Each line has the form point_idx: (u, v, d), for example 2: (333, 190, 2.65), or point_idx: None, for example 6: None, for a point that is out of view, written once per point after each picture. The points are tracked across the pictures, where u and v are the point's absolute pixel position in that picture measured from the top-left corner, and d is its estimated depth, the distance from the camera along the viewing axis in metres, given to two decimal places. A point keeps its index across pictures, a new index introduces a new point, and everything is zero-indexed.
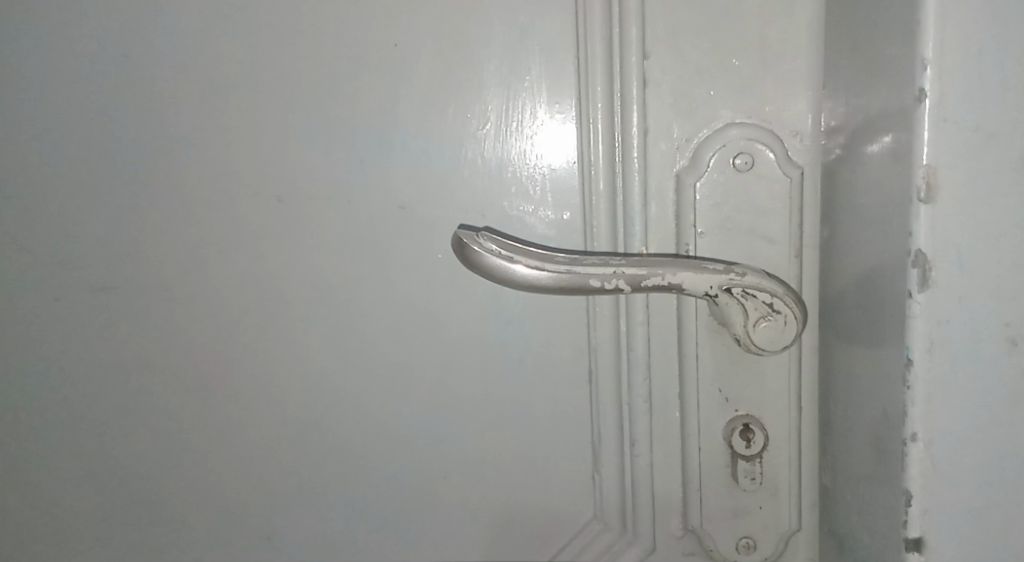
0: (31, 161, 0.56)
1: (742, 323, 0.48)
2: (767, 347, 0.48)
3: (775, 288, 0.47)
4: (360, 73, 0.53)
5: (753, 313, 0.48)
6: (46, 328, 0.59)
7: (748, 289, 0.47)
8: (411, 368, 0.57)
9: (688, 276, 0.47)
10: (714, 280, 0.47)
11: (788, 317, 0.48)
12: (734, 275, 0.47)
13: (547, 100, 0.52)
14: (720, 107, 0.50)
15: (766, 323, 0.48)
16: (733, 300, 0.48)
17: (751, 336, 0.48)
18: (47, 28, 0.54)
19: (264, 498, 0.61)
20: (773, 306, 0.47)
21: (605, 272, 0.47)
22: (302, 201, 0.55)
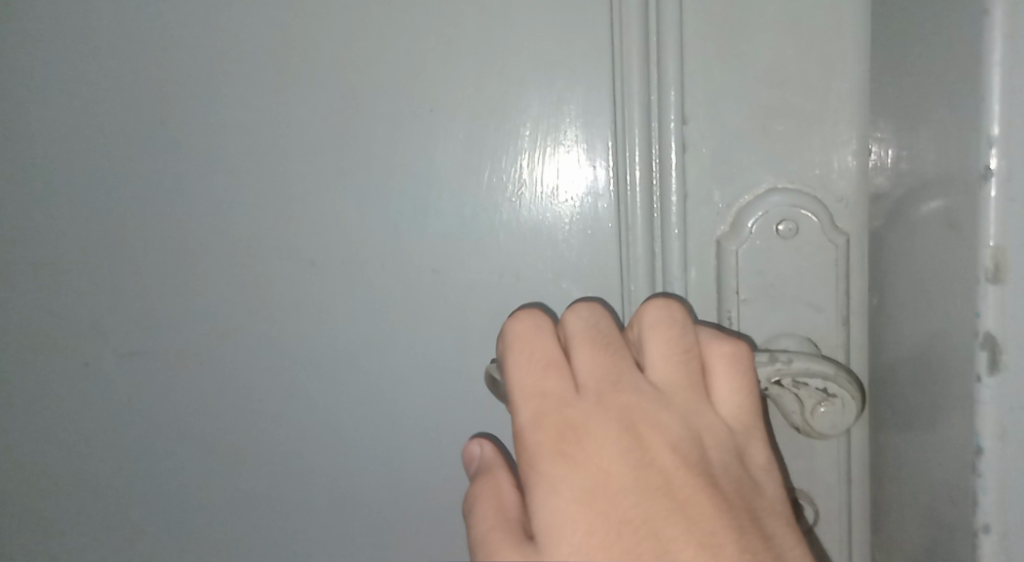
0: (62, 225, 0.56)
1: (799, 412, 0.46)
2: (827, 429, 0.46)
3: (825, 369, 0.45)
4: (394, 138, 0.53)
5: (810, 400, 0.46)
6: (72, 393, 0.58)
7: (799, 377, 0.45)
8: (443, 434, 0.56)
9: None
10: (762, 374, 0.45)
11: (842, 397, 0.45)
12: (781, 366, 0.45)
13: (584, 163, 0.52)
14: (763, 173, 0.49)
15: (825, 407, 0.46)
16: (784, 390, 0.45)
17: (811, 423, 0.46)
18: (84, 94, 0.54)
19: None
20: (827, 391, 0.45)
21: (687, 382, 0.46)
22: (334, 266, 0.54)
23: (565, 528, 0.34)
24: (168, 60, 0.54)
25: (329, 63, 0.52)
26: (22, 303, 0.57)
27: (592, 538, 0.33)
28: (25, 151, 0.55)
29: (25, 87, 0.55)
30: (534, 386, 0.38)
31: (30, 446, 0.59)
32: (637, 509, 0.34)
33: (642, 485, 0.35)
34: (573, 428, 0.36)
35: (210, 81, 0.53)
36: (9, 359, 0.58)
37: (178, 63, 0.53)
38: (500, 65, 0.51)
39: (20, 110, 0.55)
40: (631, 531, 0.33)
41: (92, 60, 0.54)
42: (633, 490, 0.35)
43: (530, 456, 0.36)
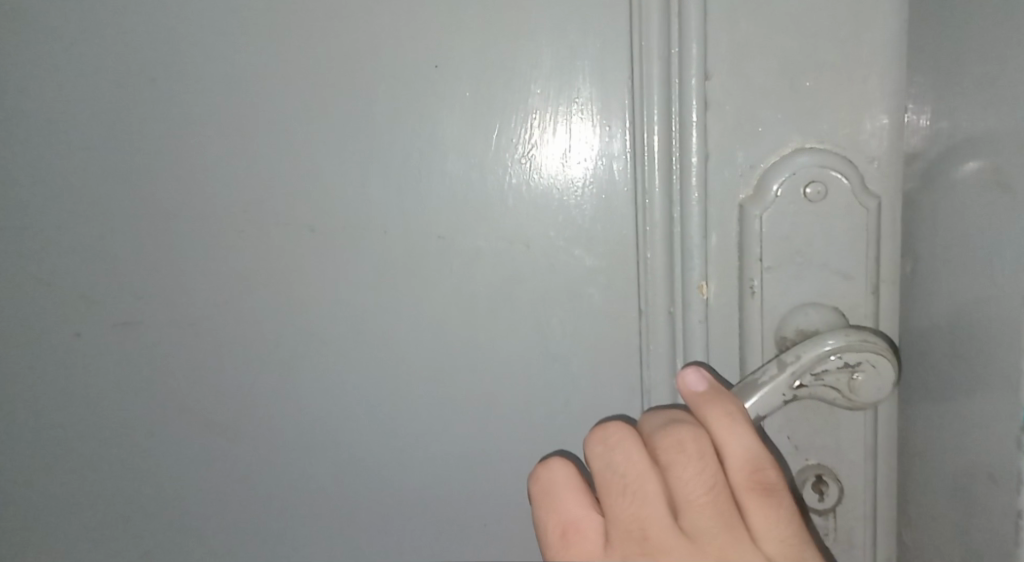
0: (51, 189, 0.53)
1: (840, 394, 0.44)
2: (874, 397, 0.44)
3: (831, 347, 0.43)
4: (397, 96, 0.50)
5: (843, 379, 0.43)
6: (67, 364, 0.56)
7: (817, 369, 0.43)
8: (450, 406, 0.54)
9: (759, 396, 0.43)
10: (782, 386, 0.43)
11: (868, 359, 0.43)
12: (797, 369, 0.43)
13: (598, 123, 0.49)
14: (790, 132, 0.46)
15: (860, 378, 0.43)
16: (812, 387, 0.44)
17: (857, 400, 0.44)
18: (71, 51, 0.52)
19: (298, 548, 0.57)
20: (851, 363, 0.43)
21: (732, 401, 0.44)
22: (337, 233, 0.52)
23: None
24: (159, 14, 0.51)
25: (328, 17, 0.49)
26: (11, 270, 0.55)
27: None
28: (10, 110, 0.53)
29: (9, 43, 0.52)
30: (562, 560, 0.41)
31: (25, 419, 0.57)
32: None
33: None
34: None
35: (204, 35, 0.51)
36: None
37: (170, 18, 0.51)
38: (509, 17, 0.48)
39: (3, 66, 0.52)
40: None
41: (79, 14, 0.51)
42: None
43: None
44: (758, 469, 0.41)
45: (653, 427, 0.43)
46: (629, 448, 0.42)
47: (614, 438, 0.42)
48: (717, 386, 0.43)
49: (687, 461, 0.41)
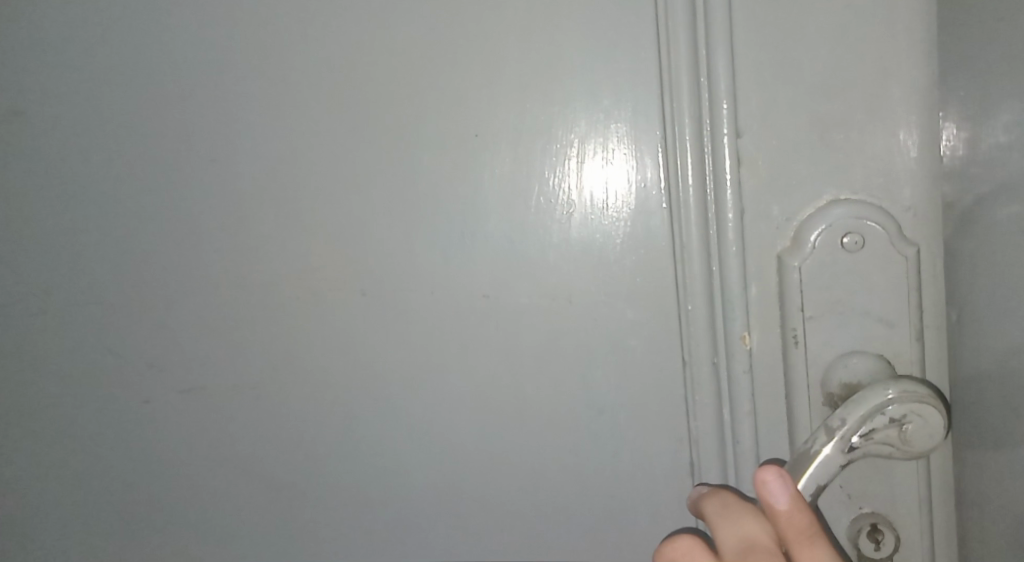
0: (121, 265, 0.57)
1: (895, 447, 0.44)
2: (928, 443, 0.44)
3: (875, 402, 0.43)
4: (441, 164, 0.52)
5: (892, 432, 0.44)
6: (135, 430, 0.59)
7: (864, 428, 0.43)
8: (501, 460, 0.55)
9: (816, 467, 0.44)
10: (834, 452, 0.44)
11: (913, 408, 0.43)
12: (844, 432, 0.43)
13: (635, 182, 0.51)
14: (824, 184, 0.48)
15: (910, 427, 0.43)
16: (866, 446, 0.44)
17: (913, 450, 0.44)
18: (140, 138, 0.56)
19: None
20: (896, 415, 0.43)
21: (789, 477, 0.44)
22: (387, 296, 0.54)
23: None
24: (218, 99, 0.54)
25: (374, 93, 0.53)
26: (83, 341, 0.58)
27: None
28: (84, 193, 0.57)
29: (83, 134, 0.56)
30: None
31: (94, 482, 0.60)
32: None
33: None
34: None
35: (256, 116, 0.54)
36: (72, 397, 0.59)
37: (227, 102, 0.54)
38: (544, 85, 0.51)
39: (78, 154, 0.57)
40: None
41: (146, 103, 0.55)
42: None
43: None
44: None
45: (727, 541, 0.41)
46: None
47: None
48: (799, 500, 0.41)
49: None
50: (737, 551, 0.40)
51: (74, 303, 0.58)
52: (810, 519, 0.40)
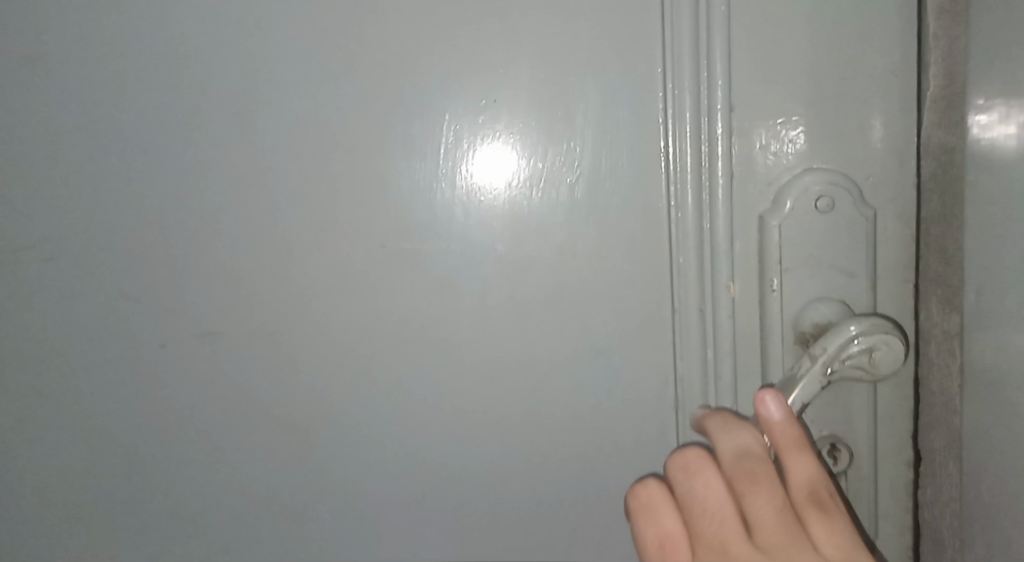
0: (139, 212, 0.58)
1: (864, 370, 0.53)
2: (891, 367, 0.53)
3: (851, 332, 0.52)
4: (463, 124, 0.56)
5: (863, 358, 0.52)
6: (149, 374, 0.60)
7: (841, 353, 0.52)
8: (507, 400, 0.60)
9: (800, 386, 0.52)
10: (815, 374, 0.52)
11: (882, 338, 0.52)
12: (824, 357, 0.52)
13: (640, 146, 0.56)
14: (801, 155, 0.55)
15: (879, 354, 0.52)
16: (841, 369, 0.53)
17: (878, 372, 0.53)
18: (163, 87, 0.57)
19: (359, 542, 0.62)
20: (867, 344, 0.52)
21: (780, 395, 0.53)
22: (406, 246, 0.58)
23: None
24: (246, 52, 0.57)
25: (401, 55, 0.56)
26: (97, 282, 0.59)
27: None
28: (104, 140, 0.58)
29: (106, 81, 0.57)
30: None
31: (102, 422, 0.61)
32: None
33: None
34: None
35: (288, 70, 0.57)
36: (83, 337, 0.60)
37: (256, 56, 0.57)
38: (562, 56, 0.56)
39: (99, 100, 0.58)
40: None
41: (173, 54, 0.57)
42: None
43: None
44: (815, 488, 0.48)
45: (727, 451, 0.51)
46: (707, 476, 0.49)
47: (694, 466, 0.50)
48: (790, 416, 0.51)
49: (756, 488, 0.48)
50: (735, 456, 0.50)
51: (89, 248, 0.59)
52: (796, 431, 0.50)
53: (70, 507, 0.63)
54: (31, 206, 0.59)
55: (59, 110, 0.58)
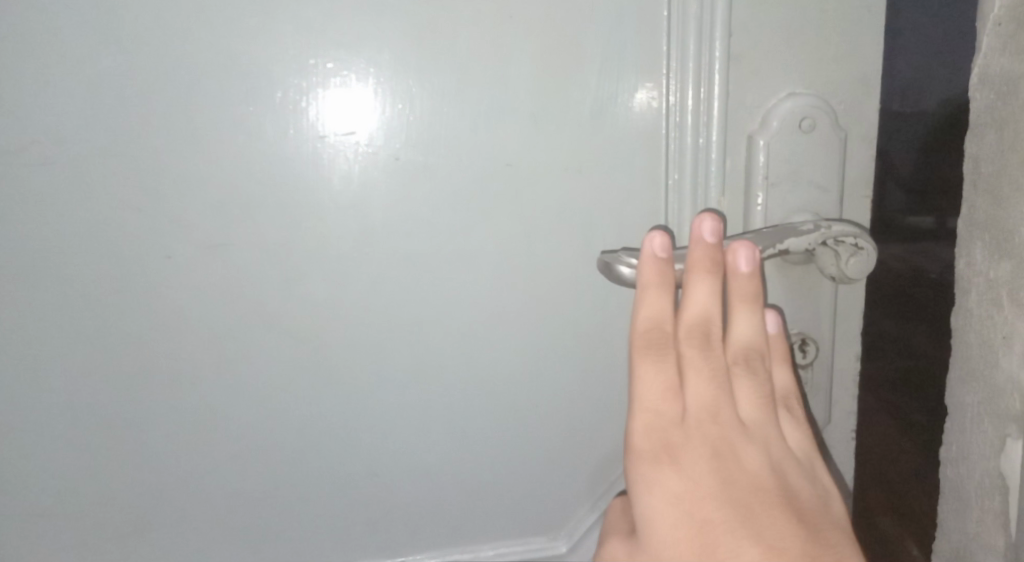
0: (144, 118, 0.57)
1: (834, 264, 0.59)
2: (858, 274, 0.59)
3: (854, 228, 0.58)
4: (482, 41, 0.59)
5: (846, 255, 0.59)
6: (156, 287, 0.60)
7: (837, 238, 0.59)
8: (512, 309, 0.65)
9: (793, 239, 0.58)
10: (812, 238, 0.59)
11: (868, 245, 0.58)
12: (824, 230, 0.59)
13: (642, 69, 0.61)
14: (786, 79, 0.61)
15: (855, 259, 0.59)
16: (824, 251, 0.59)
17: (845, 273, 0.59)
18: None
19: (354, 440, 0.66)
20: (858, 244, 0.58)
21: (771, 244, 0.58)
22: (421, 159, 0.61)
23: (658, 485, 0.54)
24: None
25: None
26: (91, 169, 0.58)
27: (681, 494, 0.53)
28: (103, 40, 0.56)
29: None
30: (643, 411, 0.56)
31: (96, 317, 0.61)
32: (716, 499, 0.52)
33: (724, 490, 0.52)
34: (672, 448, 0.54)
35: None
36: (80, 238, 0.59)
37: None
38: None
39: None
40: (709, 514, 0.51)
41: None
42: (716, 483, 0.52)
43: (638, 454, 0.55)
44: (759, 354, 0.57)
45: (736, 339, 0.58)
46: (664, 314, 0.57)
47: (656, 305, 0.57)
48: (754, 273, 0.57)
49: (709, 343, 0.56)
50: (700, 308, 0.56)
51: (87, 156, 0.57)
52: (755, 290, 0.57)
53: (68, 421, 0.63)
54: (19, 84, 0.56)
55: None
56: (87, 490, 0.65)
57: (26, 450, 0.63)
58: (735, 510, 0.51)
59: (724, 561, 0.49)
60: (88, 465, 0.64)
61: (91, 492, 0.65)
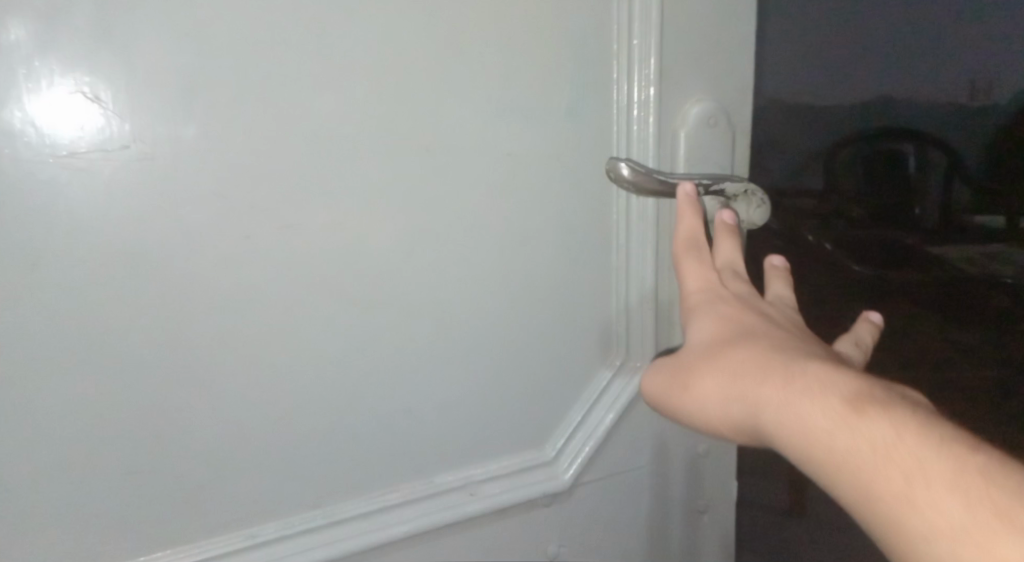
0: (219, 123, 0.67)
1: (746, 211, 0.80)
2: (756, 220, 0.81)
3: (759, 190, 0.79)
4: (489, 55, 0.76)
5: (755, 205, 0.80)
6: (227, 268, 0.70)
7: (751, 192, 0.79)
8: (512, 266, 0.83)
9: (727, 183, 0.78)
10: (736, 188, 0.79)
11: (766, 202, 0.80)
12: (746, 186, 0.79)
13: (599, 79, 0.82)
14: (696, 88, 0.84)
15: (761, 208, 0.80)
16: (738, 201, 0.80)
17: (753, 220, 0.80)
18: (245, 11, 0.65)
19: (383, 383, 0.80)
20: (762, 199, 0.80)
21: (708, 181, 0.78)
22: (448, 150, 0.76)
23: (705, 321, 0.60)
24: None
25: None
26: (155, 180, 0.66)
27: (730, 325, 0.58)
28: (180, 56, 0.64)
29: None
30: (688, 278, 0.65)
31: (165, 300, 0.68)
32: (745, 314, 0.59)
33: (760, 319, 0.58)
34: (719, 303, 0.61)
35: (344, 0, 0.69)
36: (153, 232, 0.67)
37: None
38: (553, 10, 0.78)
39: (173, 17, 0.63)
40: (735, 324, 0.58)
41: None
42: (760, 317, 0.58)
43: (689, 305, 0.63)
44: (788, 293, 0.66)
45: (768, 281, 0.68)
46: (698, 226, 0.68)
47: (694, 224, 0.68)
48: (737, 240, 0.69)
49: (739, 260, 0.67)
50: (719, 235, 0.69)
51: (166, 158, 0.66)
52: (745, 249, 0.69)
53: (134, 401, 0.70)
54: (100, 101, 0.63)
55: (106, 27, 0.62)
56: (148, 463, 0.71)
57: (90, 432, 0.69)
58: (773, 326, 0.57)
59: (759, 359, 0.52)
60: (148, 439, 0.71)
61: (153, 464, 0.72)
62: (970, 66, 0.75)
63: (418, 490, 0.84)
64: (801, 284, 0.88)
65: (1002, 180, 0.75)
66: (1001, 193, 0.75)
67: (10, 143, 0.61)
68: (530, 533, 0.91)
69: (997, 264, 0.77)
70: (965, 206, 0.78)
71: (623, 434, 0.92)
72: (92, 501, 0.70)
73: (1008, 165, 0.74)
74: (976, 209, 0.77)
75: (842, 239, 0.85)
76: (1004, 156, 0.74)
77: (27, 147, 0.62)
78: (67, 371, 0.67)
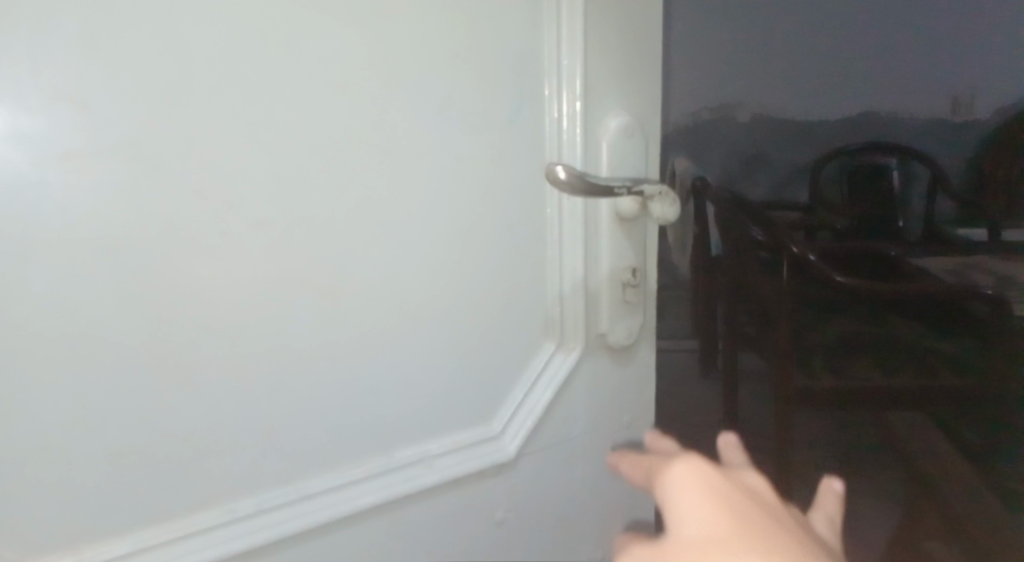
0: (197, 127, 0.74)
1: (658, 208, 0.95)
2: (666, 216, 0.95)
3: (666, 189, 0.94)
4: (435, 72, 0.87)
5: (664, 202, 0.94)
6: (203, 260, 0.77)
7: (660, 191, 0.94)
8: (459, 258, 0.93)
9: (642, 186, 0.95)
10: (649, 188, 0.95)
11: (672, 200, 0.95)
12: (658, 187, 0.95)
13: (530, 95, 0.94)
14: (613, 104, 0.98)
15: (670, 205, 0.95)
16: (652, 199, 0.95)
17: (663, 216, 0.96)
18: (220, 29, 0.74)
19: (348, 367, 0.88)
20: (670, 196, 0.95)
21: (626, 185, 0.94)
22: (400, 154, 0.87)
23: (699, 512, 0.70)
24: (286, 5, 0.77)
25: (398, 23, 0.84)
26: (139, 181, 0.73)
27: (721, 520, 0.69)
28: (161, 67, 0.72)
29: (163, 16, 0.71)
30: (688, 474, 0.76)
31: (145, 289, 0.74)
32: (738, 522, 0.69)
33: (757, 530, 0.68)
34: (718, 491, 0.72)
35: (307, 24, 0.78)
36: (135, 226, 0.73)
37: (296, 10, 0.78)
38: (490, 34, 0.90)
39: (154, 33, 0.71)
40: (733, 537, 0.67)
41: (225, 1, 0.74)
42: (744, 517, 0.69)
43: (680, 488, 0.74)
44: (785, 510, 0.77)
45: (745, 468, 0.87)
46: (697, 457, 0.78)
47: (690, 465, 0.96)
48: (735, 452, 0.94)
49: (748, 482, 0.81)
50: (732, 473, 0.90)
51: (148, 159, 0.73)
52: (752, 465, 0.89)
53: (112, 387, 0.74)
54: (87, 107, 0.69)
55: (94, 41, 0.69)
56: (126, 446, 0.76)
57: (70, 417, 0.72)
58: (772, 541, 0.67)
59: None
60: (126, 423, 0.75)
61: (130, 447, 0.76)
62: (949, 82, 0.76)
63: (377, 465, 0.92)
64: (784, 297, 0.92)
65: (994, 194, 0.74)
66: (979, 203, 0.75)
67: (3, 147, 0.67)
68: (480, 501, 1.01)
69: (977, 273, 0.76)
70: (948, 218, 0.77)
71: (560, 408, 1.04)
72: (73, 482, 0.74)
73: (986, 178, 0.74)
74: (955, 222, 0.77)
75: (825, 250, 0.87)
76: (977, 164, 0.75)
77: (20, 150, 0.67)
78: (51, 358, 0.71)
